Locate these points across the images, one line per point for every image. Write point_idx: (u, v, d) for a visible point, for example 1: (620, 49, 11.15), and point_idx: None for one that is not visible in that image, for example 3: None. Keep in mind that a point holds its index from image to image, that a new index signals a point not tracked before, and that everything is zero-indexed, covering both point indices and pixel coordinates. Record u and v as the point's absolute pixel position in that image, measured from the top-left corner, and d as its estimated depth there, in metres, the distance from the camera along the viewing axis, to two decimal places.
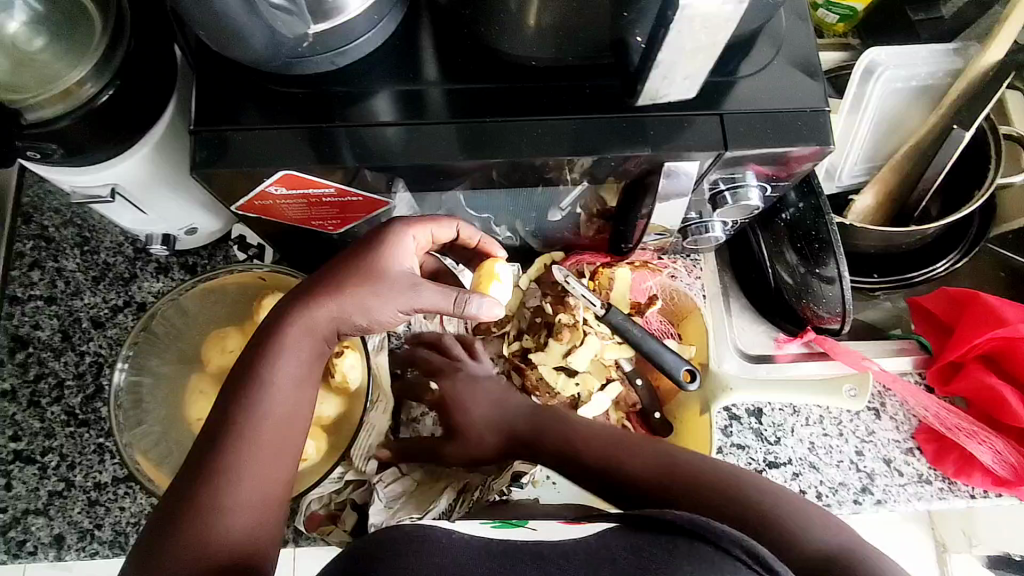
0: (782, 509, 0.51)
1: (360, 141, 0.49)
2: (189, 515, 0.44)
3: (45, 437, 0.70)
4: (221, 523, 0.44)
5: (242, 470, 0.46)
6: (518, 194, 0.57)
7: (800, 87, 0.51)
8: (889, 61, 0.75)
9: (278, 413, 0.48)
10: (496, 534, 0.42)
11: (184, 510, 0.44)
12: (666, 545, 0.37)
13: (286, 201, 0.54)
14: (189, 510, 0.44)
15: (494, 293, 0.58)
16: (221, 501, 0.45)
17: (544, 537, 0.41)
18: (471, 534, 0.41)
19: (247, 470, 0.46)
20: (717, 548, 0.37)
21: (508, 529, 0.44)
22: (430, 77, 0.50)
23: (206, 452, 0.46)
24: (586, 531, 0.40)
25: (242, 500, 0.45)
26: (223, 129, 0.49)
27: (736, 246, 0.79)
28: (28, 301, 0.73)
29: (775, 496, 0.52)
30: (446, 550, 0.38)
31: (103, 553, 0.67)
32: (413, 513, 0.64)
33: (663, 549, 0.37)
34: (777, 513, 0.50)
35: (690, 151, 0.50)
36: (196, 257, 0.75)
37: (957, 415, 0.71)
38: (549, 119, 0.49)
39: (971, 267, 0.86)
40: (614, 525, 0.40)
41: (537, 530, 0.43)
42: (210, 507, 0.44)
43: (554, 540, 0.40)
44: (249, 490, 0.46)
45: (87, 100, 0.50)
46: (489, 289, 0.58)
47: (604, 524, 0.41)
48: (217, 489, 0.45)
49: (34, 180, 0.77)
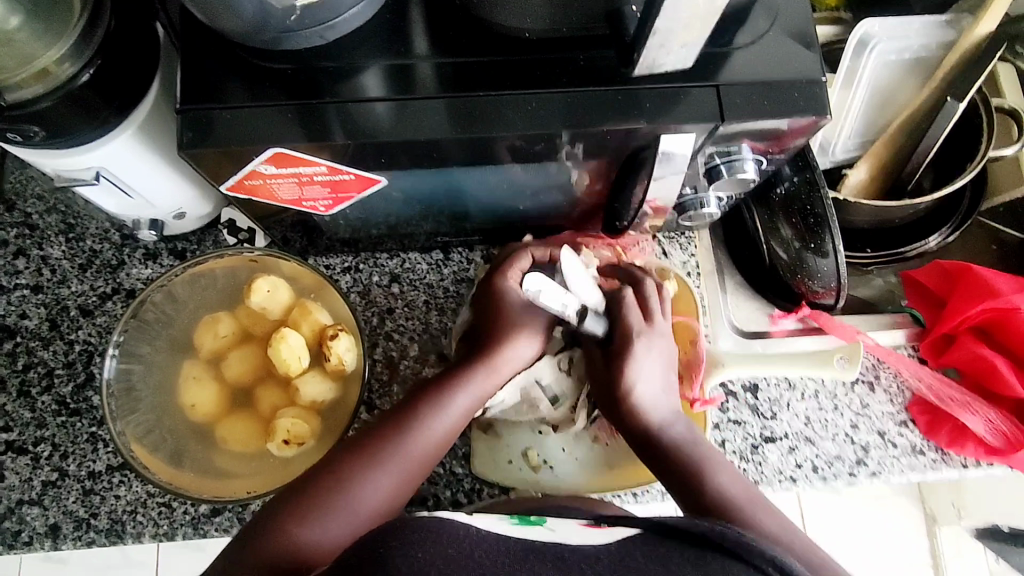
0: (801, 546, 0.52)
1: (350, 118, 0.48)
2: (324, 494, 0.51)
3: (37, 427, 0.69)
4: (326, 519, 0.50)
5: (390, 467, 0.53)
6: (512, 170, 0.56)
7: (794, 56, 0.50)
8: (882, 33, 0.75)
9: (440, 434, 0.56)
10: (517, 532, 0.45)
11: (321, 488, 0.51)
12: (695, 556, 0.41)
13: (275, 180, 0.53)
14: (323, 488, 0.51)
15: (286, 348, 0.61)
16: (308, 523, 0.49)
17: (568, 539, 0.44)
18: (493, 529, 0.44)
19: (387, 472, 0.53)
20: (748, 563, 0.41)
21: (528, 528, 0.46)
22: (420, 51, 0.49)
23: (361, 438, 0.54)
24: (611, 538, 0.44)
25: (364, 496, 0.52)
26: (210, 108, 0.48)
27: (731, 223, 0.79)
28: (14, 290, 0.72)
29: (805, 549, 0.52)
30: (459, 543, 0.41)
31: (99, 542, 0.67)
32: (506, 460, 0.69)
33: (692, 561, 0.41)
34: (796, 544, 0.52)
35: (683, 125, 0.49)
36: (185, 243, 0.74)
37: (951, 386, 0.72)
38: (541, 92, 0.49)
39: (963, 239, 0.87)
40: (639, 532, 0.44)
41: (556, 532, 0.46)
42: (315, 514, 0.50)
43: (576, 545, 0.43)
44: (372, 490, 0.52)
45: (68, 79, 0.49)
46: (279, 347, 0.61)
47: (628, 530, 0.44)
48: (331, 504, 0.50)
49: (16, 167, 0.75)
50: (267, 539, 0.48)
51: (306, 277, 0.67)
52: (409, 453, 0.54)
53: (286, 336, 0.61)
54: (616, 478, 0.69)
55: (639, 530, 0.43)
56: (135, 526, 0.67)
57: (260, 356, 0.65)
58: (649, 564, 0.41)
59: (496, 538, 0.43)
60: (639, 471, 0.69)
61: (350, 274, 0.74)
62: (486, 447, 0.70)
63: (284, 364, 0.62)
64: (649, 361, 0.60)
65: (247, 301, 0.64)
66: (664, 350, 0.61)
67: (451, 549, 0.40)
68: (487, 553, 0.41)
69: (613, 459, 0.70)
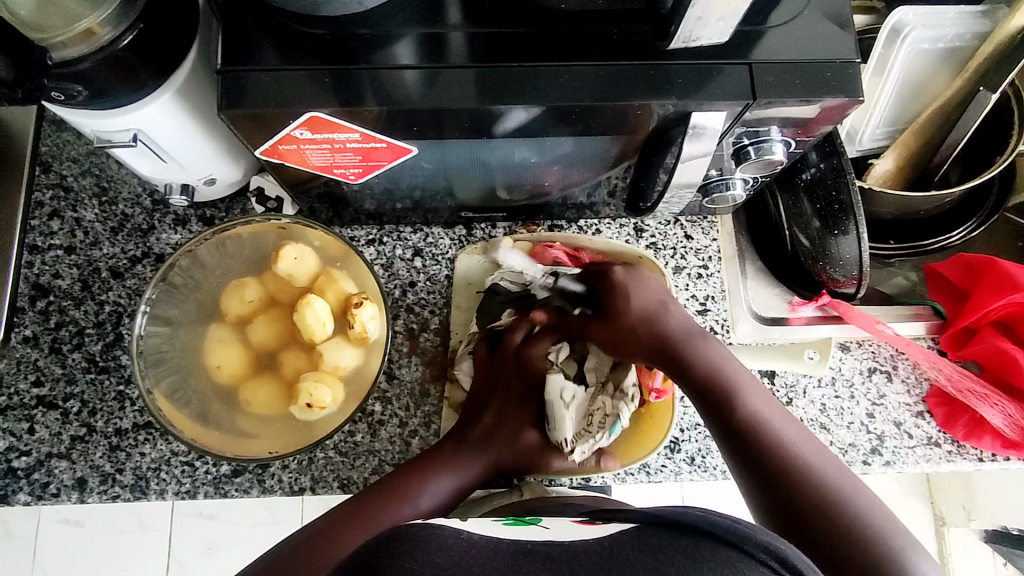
0: (811, 479, 0.53)
1: (384, 86, 0.49)
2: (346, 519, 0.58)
3: (67, 383, 0.71)
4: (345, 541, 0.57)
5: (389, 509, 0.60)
6: (543, 143, 0.56)
7: (828, 36, 0.50)
8: (917, 21, 0.72)
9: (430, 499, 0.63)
10: (512, 531, 0.48)
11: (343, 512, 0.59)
12: (687, 546, 0.42)
13: (308, 145, 0.54)
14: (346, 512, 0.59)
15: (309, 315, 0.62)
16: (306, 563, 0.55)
17: (559, 536, 0.46)
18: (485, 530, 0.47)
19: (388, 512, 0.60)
20: (751, 558, 0.41)
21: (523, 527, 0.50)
22: (454, 21, 0.50)
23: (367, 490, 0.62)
24: (603, 531, 0.45)
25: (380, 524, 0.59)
26: (248, 69, 0.49)
27: (754, 209, 0.79)
28: (48, 250, 0.74)
29: (820, 484, 0.53)
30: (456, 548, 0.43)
31: (124, 497, 0.69)
32: None
33: (690, 555, 0.41)
34: (811, 479, 0.53)
35: (716, 101, 0.49)
36: (214, 210, 0.75)
37: (970, 378, 0.72)
38: (574, 65, 0.49)
39: (988, 234, 0.87)
40: (633, 526, 0.45)
41: (552, 530, 0.48)
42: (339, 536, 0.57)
43: (568, 539, 0.44)
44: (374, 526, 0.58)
45: (110, 42, 0.50)
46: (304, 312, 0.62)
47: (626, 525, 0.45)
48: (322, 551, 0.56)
49: (52, 129, 0.77)
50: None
51: (332, 247, 0.68)
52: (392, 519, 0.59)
53: (312, 302, 0.63)
54: (580, 461, 0.69)
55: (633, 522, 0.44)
56: (159, 483, 0.69)
57: (285, 321, 0.66)
58: (639, 550, 0.42)
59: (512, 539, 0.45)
60: (603, 455, 0.69)
61: (374, 246, 0.75)
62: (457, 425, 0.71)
63: (309, 329, 0.63)
64: (638, 287, 0.66)
65: (275, 268, 0.65)
66: (647, 278, 0.67)
67: (442, 557, 0.42)
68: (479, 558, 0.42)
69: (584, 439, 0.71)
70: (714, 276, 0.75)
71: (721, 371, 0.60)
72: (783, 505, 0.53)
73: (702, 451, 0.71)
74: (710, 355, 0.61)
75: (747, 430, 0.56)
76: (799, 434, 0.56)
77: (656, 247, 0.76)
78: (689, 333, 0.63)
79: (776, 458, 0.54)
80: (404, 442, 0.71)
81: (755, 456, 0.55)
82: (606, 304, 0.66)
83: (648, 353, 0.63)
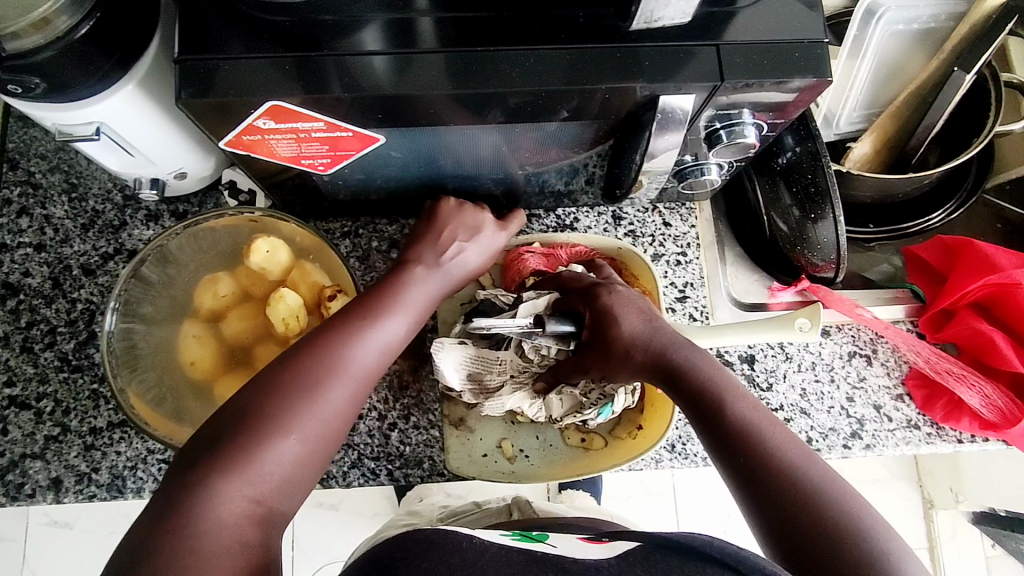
0: (807, 486, 0.47)
1: (348, 72, 0.48)
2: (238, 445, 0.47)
3: (39, 382, 0.70)
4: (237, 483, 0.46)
5: (290, 424, 0.48)
6: (513, 129, 0.55)
7: (798, 15, 0.50)
8: (892, 2, 0.71)
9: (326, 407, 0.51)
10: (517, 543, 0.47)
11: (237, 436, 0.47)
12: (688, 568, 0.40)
13: (274, 135, 0.53)
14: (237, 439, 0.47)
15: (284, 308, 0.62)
16: (225, 485, 0.45)
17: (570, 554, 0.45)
18: (493, 540, 0.45)
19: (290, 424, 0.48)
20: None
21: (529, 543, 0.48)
22: (420, 5, 0.49)
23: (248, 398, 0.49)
24: (611, 551, 0.43)
25: (280, 455, 0.48)
26: (210, 58, 0.48)
27: (731, 194, 0.79)
28: (17, 248, 0.73)
29: (818, 492, 0.47)
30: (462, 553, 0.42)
31: (100, 496, 0.68)
32: (481, 449, 0.71)
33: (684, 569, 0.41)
34: (811, 493, 0.47)
35: (686, 83, 0.49)
36: (186, 205, 0.74)
37: (947, 359, 0.72)
38: (542, 48, 0.48)
39: (969, 217, 0.87)
40: (638, 545, 0.43)
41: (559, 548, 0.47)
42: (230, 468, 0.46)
43: (578, 556, 0.43)
44: (278, 461, 0.48)
45: (66, 32, 0.48)
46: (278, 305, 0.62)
47: (628, 543, 0.44)
48: (242, 476, 0.46)
49: (19, 125, 0.76)
50: (185, 515, 0.44)
51: (308, 240, 0.67)
52: (328, 409, 0.50)
53: (285, 295, 0.63)
54: (591, 460, 0.70)
55: (639, 543, 0.42)
56: (135, 481, 0.68)
57: (259, 316, 0.66)
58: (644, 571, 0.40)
59: (497, 550, 0.44)
60: (615, 452, 0.70)
61: (349, 238, 0.74)
62: (462, 441, 0.70)
63: (283, 324, 0.63)
64: (624, 299, 0.61)
65: (248, 262, 0.64)
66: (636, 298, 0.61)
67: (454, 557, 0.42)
68: (491, 562, 0.42)
69: (584, 436, 0.72)
70: (692, 263, 0.75)
71: (712, 376, 0.54)
72: (774, 511, 0.47)
73: (683, 438, 0.71)
74: (695, 359, 0.56)
75: (739, 433, 0.51)
76: (794, 441, 0.50)
77: (635, 235, 0.76)
78: (683, 342, 0.57)
79: (764, 465, 0.49)
80: (383, 436, 0.70)
81: (744, 462, 0.50)
82: (596, 333, 0.60)
83: (638, 374, 0.59)
